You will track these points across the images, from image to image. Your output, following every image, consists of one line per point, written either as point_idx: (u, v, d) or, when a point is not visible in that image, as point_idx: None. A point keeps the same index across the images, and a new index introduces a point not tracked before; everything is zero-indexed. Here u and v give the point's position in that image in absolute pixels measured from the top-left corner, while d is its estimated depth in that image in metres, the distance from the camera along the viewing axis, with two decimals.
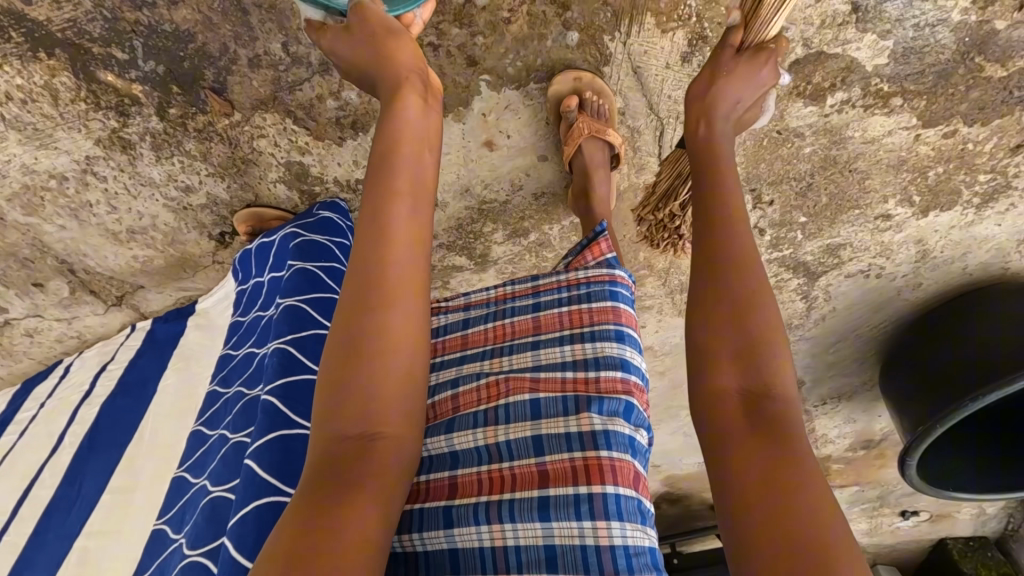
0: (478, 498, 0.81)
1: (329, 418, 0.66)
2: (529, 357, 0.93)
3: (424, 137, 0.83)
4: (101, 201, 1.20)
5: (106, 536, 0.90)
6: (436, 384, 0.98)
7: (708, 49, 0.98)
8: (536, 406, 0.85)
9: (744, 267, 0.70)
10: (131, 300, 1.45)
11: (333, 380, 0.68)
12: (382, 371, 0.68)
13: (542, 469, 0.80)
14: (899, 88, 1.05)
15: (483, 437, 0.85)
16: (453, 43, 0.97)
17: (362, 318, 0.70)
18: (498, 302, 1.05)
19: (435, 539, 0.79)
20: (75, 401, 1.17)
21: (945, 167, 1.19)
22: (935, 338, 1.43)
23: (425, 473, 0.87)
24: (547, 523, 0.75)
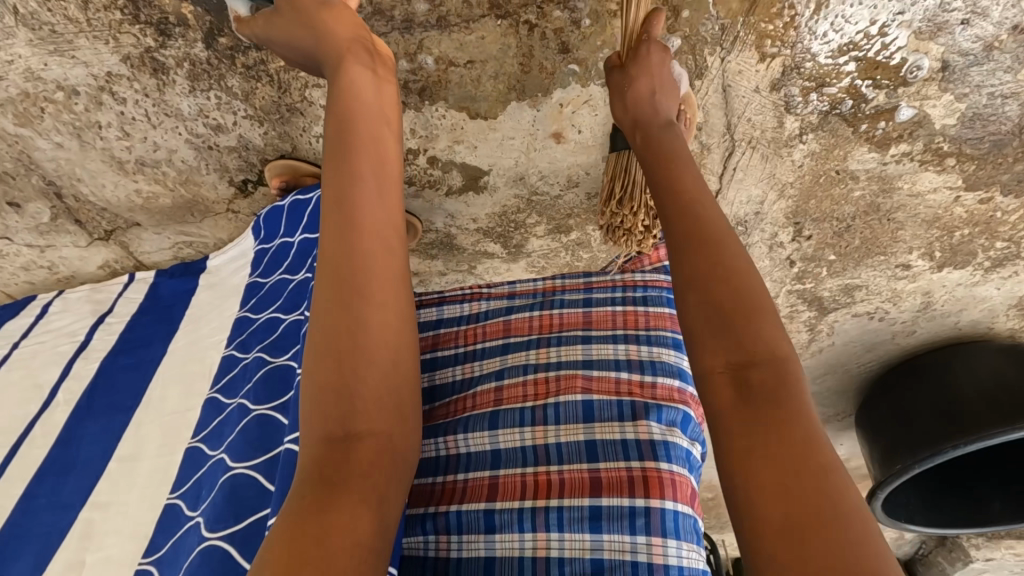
0: (522, 502, 0.82)
1: (311, 425, 0.62)
2: (579, 350, 0.95)
3: (380, 110, 0.80)
4: (113, 125, 1.07)
5: (108, 509, 0.88)
6: (480, 374, 0.98)
7: (800, 79, 0.98)
8: (589, 407, 0.88)
9: (719, 236, 0.65)
10: (121, 237, 1.31)
11: (313, 384, 0.64)
12: (363, 367, 0.64)
13: (594, 476, 0.82)
14: (957, 149, 1.09)
15: (531, 436, 0.87)
16: (550, 26, 0.92)
17: (332, 313, 0.67)
18: (546, 293, 1.06)
19: (473, 545, 0.81)
20: (69, 354, 1.12)
21: (970, 230, 1.26)
22: (923, 387, 1.51)
23: (462, 472, 0.88)
24: (598, 535, 0.77)
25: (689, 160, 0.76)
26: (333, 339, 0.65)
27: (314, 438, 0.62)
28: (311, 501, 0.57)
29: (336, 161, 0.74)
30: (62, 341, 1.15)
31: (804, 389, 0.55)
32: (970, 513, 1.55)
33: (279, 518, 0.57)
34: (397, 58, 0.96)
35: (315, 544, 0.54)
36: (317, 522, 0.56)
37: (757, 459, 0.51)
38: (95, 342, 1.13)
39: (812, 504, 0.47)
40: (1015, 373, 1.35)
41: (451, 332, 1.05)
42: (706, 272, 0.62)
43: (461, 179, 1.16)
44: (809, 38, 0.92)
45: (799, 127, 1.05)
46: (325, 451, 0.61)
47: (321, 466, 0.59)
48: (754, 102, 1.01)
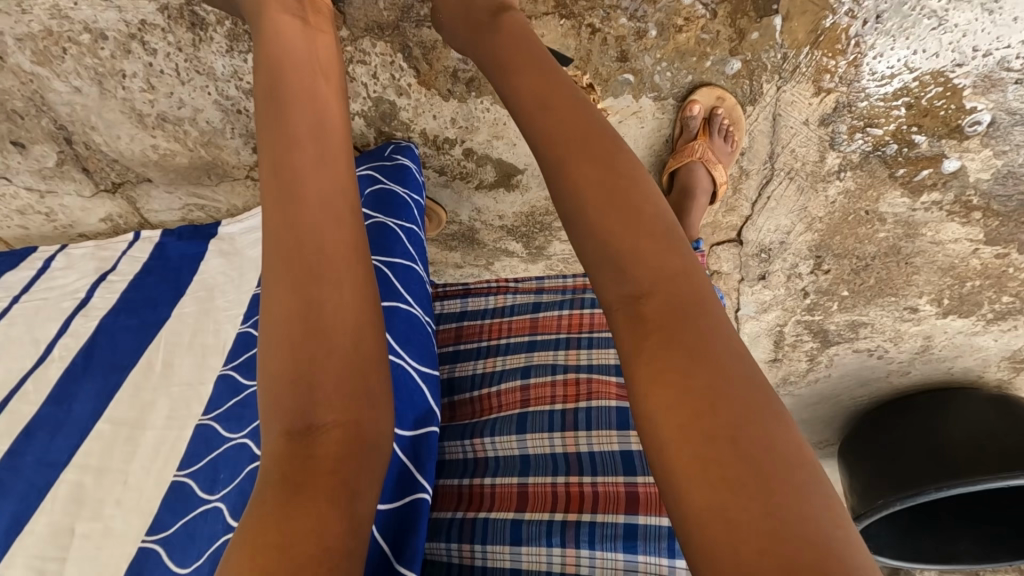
0: (552, 513, 0.85)
1: (270, 424, 0.55)
2: (611, 353, 0.98)
3: (313, 63, 0.73)
4: (138, 76, 1.01)
5: (105, 474, 0.84)
6: (504, 370, 1.00)
7: (850, 117, 0.97)
8: (623, 416, 0.91)
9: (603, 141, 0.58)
10: (129, 192, 1.25)
11: (268, 381, 0.56)
12: (321, 353, 0.56)
13: (629, 492, 0.85)
14: (985, 203, 1.11)
15: (561, 444, 0.91)
16: (613, 33, 0.90)
17: (282, 296, 0.59)
18: (576, 290, 1.07)
19: (499, 556, 0.84)
20: (70, 311, 1.07)
21: (981, 282, 1.28)
22: (911, 426, 1.55)
23: (489, 476, 0.91)
24: (632, 555, 0.80)
25: (540, 52, 0.67)
26: (284, 326, 0.57)
27: (275, 440, 0.54)
28: (275, 507, 0.50)
29: (277, 131, 0.66)
30: (64, 298, 1.10)
31: (705, 305, 0.49)
32: (933, 547, 1.62)
33: (239, 531, 0.51)
34: (451, 46, 0.94)
35: (279, 552, 0.48)
36: (284, 529, 0.49)
37: (668, 406, 0.45)
38: (97, 300, 1.08)
39: (739, 452, 0.41)
40: (1000, 421, 1.39)
41: (475, 326, 1.08)
42: (606, 202, 0.54)
43: (494, 175, 1.13)
44: (871, 81, 0.92)
45: (839, 164, 1.06)
46: (287, 450, 0.53)
47: (285, 467, 0.53)
48: (801, 134, 1.01)
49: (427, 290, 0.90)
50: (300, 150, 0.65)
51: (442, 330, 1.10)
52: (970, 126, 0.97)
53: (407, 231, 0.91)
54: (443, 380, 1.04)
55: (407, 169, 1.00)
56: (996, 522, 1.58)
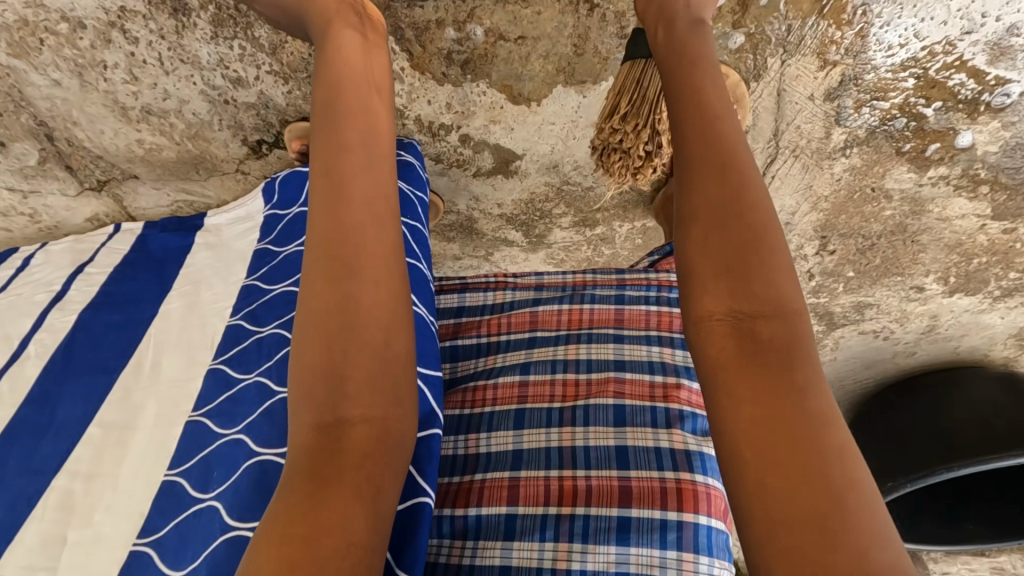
0: (545, 508, 0.82)
1: (300, 421, 0.53)
2: (611, 349, 0.95)
3: (373, 73, 0.72)
4: (120, 67, 0.98)
5: (93, 479, 0.81)
6: (503, 366, 0.98)
7: (856, 91, 0.95)
8: (621, 413, 0.89)
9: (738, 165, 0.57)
10: (115, 190, 1.22)
11: (300, 377, 0.54)
12: (356, 351, 0.54)
13: (623, 486, 0.82)
14: (993, 177, 1.09)
15: (557, 439, 0.88)
16: (613, 8, 0.87)
17: (322, 295, 0.57)
18: (576, 286, 1.04)
19: (489, 552, 0.81)
20: (45, 305, 1.04)
21: (988, 258, 1.27)
22: (920, 408, 1.53)
23: (480, 472, 0.88)
24: (625, 548, 0.78)
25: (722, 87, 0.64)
26: (323, 323, 0.55)
27: (304, 436, 0.52)
28: (301, 504, 0.48)
29: (330, 132, 0.65)
30: (39, 292, 1.07)
31: (814, 356, 0.47)
32: (939, 528, 1.59)
33: (262, 525, 0.49)
34: (445, 26, 0.90)
35: (303, 552, 0.45)
36: (309, 528, 0.47)
37: (762, 437, 0.44)
38: (73, 294, 1.06)
39: (818, 491, 0.41)
40: (1005, 399, 1.39)
41: (473, 321, 1.05)
42: (721, 211, 0.54)
43: (492, 162, 1.11)
44: (879, 53, 0.90)
45: (844, 140, 1.03)
46: (314, 447, 0.51)
47: (311, 462, 0.50)
48: (806, 110, 0.99)
49: (430, 289, 0.87)
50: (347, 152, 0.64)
51: (439, 325, 1.07)
52: (989, 96, 0.95)
53: (411, 229, 0.88)
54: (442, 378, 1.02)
55: (410, 165, 0.97)
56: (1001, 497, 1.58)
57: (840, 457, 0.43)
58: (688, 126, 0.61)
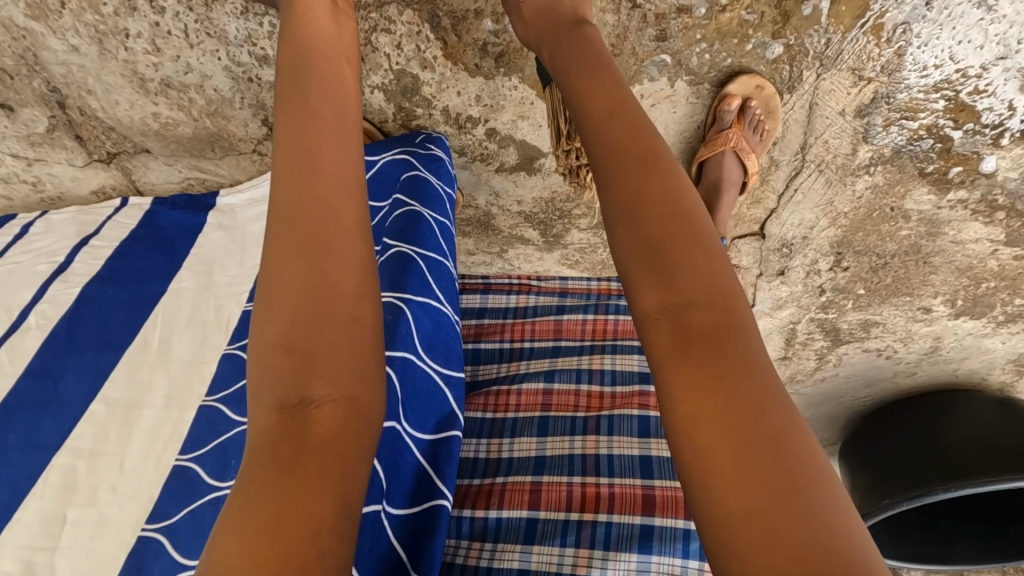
0: (567, 513, 0.81)
1: (258, 405, 0.49)
2: (635, 360, 0.96)
3: (340, 46, 0.70)
4: (143, 36, 0.95)
5: (98, 458, 0.78)
6: (527, 373, 0.97)
7: (886, 109, 0.96)
8: (645, 424, 0.88)
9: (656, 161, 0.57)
10: (126, 163, 1.18)
11: (261, 358, 0.50)
12: (325, 328, 0.51)
13: (646, 494, 0.82)
14: (1010, 203, 1.10)
15: (581, 446, 0.87)
16: (654, 10, 0.86)
17: (286, 270, 0.53)
18: (601, 295, 1.06)
19: (508, 555, 0.79)
20: (47, 276, 1.00)
21: (996, 283, 1.28)
22: (915, 425, 1.56)
23: (502, 475, 0.87)
24: (646, 556, 0.77)
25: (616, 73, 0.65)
26: (288, 300, 0.51)
27: (264, 421, 0.48)
28: (264, 492, 0.45)
29: (302, 105, 0.62)
30: (41, 262, 1.03)
31: (749, 332, 0.47)
32: (922, 542, 1.63)
33: (222, 516, 0.45)
34: (483, 17, 0.89)
35: (270, 542, 0.42)
36: (275, 518, 0.43)
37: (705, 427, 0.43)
38: (77, 266, 1.02)
39: (767, 474, 0.40)
40: (1004, 421, 1.39)
41: (496, 324, 1.05)
42: (641, 201, 0.54)
43: (516, 158, 1.09)
44: (913, 74, 0.90)
45: (870, 158, 1.04)
46: (275, 431, 0.47)
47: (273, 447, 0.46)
48: (836, 126, 0.99)
49: (456, 287, 0.86)
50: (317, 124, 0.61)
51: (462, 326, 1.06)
52: (1016, 122, 0.96)
53: (441, 226, 0.87)
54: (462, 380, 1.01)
55: (443, 162, 0.95)
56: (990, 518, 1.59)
57: (783, 446, 0.41)
58: (592, 114, 0.62)
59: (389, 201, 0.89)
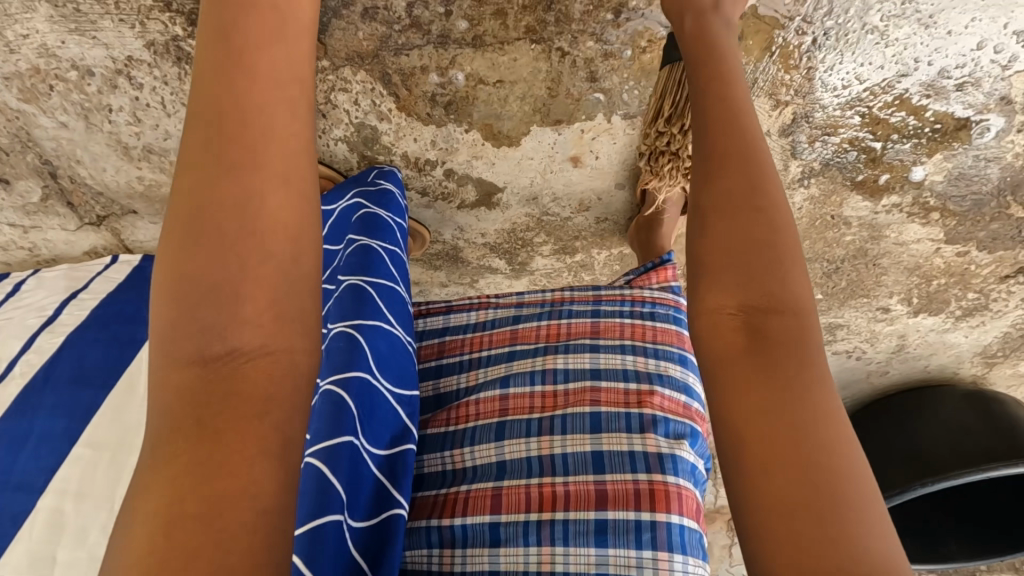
0: (527, 514, 0.87)
1: (170, 360, 0.46)
2: (587, 359, 0.99)
3: None
4: (125, 110, 1.04)
5: (86, 499, 0.84)
6: (484, 381, 1.01)
7: (808, 129, 1.04)
8: (596, 420, 0.93)
9: (757, 178, 0.58)
10: (115, 224, 1.27)
11: (168, 307, 0.47)
12: (244, 274, 0.48)
13: (599, 489, 0.87)
14: (941, 205, 1.17)
15: (537, 448, 0.92)
16: (583, 55, 0.95)
17: (201, 211, 0.49)
18: (555, 303, 1.08)
19: (478, 560, 0.86)
20: (36, 328, 1.07)
21: (946, 280, 1.34)
22: (890, 424, 1.61)
23: (466, 483, 0.93)
24: (603, 550, 0.83)
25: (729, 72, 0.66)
26: (196, 246, 0.48)
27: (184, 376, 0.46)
28: (189, 462, 0.43)
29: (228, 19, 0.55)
30: (31, 316, 1.10)
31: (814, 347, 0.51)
32: (918, 544, 1.62)
33: (134, 491, 0.44)
34: (428, 71, 0.98)
35: (200, 520, 0.41)
36: (202, 493, 0.42)
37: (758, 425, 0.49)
38: (64, 317, 1.09)
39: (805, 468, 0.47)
40: (980, 428, 1.42)
41: (457, 340, 1.08)
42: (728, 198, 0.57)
43: (475, 194, 1.17)
44: (827, 97, 0.99)
45: (801, 172, 1.11)
46: (197, 386, 0.45)
47: (196, 408, 0.45)
48: (764, 145, 1.07)
49: (409, 312, 0.92)
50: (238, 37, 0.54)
51: (425, 345, 1.10)
52: (927, 130, 1.04)
53: (391, 254, 0.94)
54: (427, 395, 1.05)
55: (389, 194, 1.03)
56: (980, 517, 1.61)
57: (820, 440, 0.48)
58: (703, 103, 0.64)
59: (345, 243, 0.96)
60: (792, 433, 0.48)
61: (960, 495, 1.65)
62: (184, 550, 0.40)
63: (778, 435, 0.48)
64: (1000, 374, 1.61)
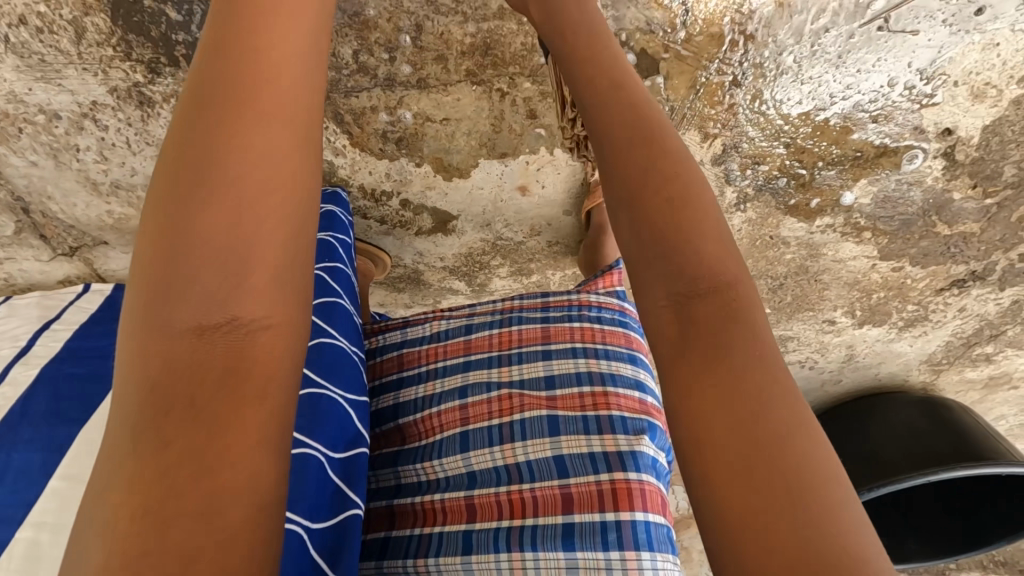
0: (498, 522, 0.91)
1: (162, 336, 0.49)
2: (540, 366, 1.00)
3: None
4: (92, 149, 1.09)
5: (62, 529, 0.88)
6: (441, 392, 1.02)
7: (738, 158, 1.11)
8: (554, 423, 0.95)
9: (667, 175, 0.60)
10: (87, 254, 1.32)
11: (159, 288, 0.50)
12: (248, 245, 0.52)
13: (565, 492, 0.90)
14: (871, 224, 1.24)
15: (501, 456, 0.94)
16: (520, 95, 1.02)
17: (197, 198, 0.52)
18: (504, 311, 1.08)
19: (452, 567, 0.89)
20: (10, 360, 1.12)
21: (885, 294, 1.41)
22: (845, 428, 1.67)
23: (439, 493, 0.95)
24: (572, 553, 0.86)
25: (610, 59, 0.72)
26: (197, 214, 0.51)
27: (178, 343, 0.49)
28: (181, 450, 0.47)
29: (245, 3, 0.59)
30: (4, 346, 1.15)
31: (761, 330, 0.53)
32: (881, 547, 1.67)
33: (120, 470, 0.47)
34: (378, 111, 1.04)
35: (193, 510, 0.46)
36: (194, 486, 0.46)
37: (715, 415, 0.50)
38: (37, 349, 1.14)
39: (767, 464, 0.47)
40: (927, 432, 1.50)
41: (415, 352, 1.08)
42: (641, 186, 0.60)
43: (431, 222, 1.23)
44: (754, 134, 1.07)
45: (737, 198, 1.18)
46: (191, 368, 0.49)
47: (189, 394, 0.49)
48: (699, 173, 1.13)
49: (355, 326, 0.99)
50: (259, 18, 0.58)
51: (385, 361, 1.10)
52: (851, 157, 1.12)
53: (334, 271, 0.99)
54: (387, 407, 1.05)
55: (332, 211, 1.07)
56: (938, 520, 1.66)
57: (784, 432, 0.48)
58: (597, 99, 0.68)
59: None
60: (742, 412, 0.49)
61: (921, 502, 1.69)
62: (174, 539, 0.44)
63: (722, 419, 0.49)
64: (949, 380, 1.68)
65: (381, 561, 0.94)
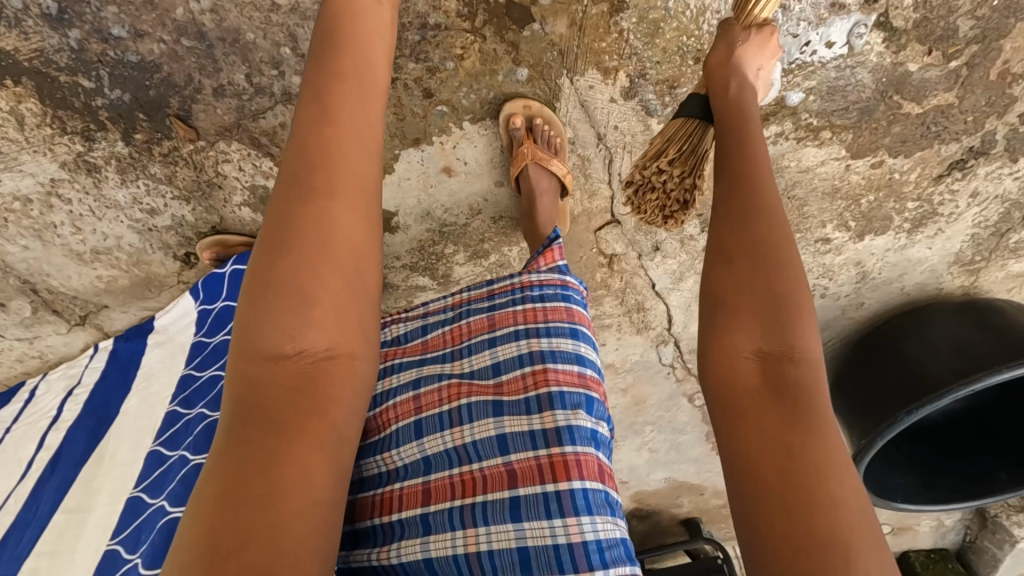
0: (452, 501, 0.90)
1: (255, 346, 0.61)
2: (487, 354, 1.01)
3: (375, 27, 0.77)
4: (65, 223, 1.22)
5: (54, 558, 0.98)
6: (398, 386, 1.04)
7: (649, 84, 1.08)
8: (498, 406, 0.95)
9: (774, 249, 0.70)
10: (95, 320, 1.45)
11: (254, 307, 0.62)
12: (325, 285, 0.63)
13: (509, 469, 0.90)
14: (827, 122, 1.14)
15: (451, 440, 0.94)
16: (409, 77, 1.04)
17: (292, 247, 0.63)
18: (454, 308, 1.09)
19: (411, 550, 0.89)
20: (44, 429, 1.24)
21: (876, 195, 1.28)
22: (880, 347, 1.49)
23: (399, 481, 0.96)
24: (520, 524, 0.86)
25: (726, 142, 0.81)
26: (283, 234, 0.63)
27: (268, 348, 0.61)
28: (254, 438, 0.58)
29: (329, 66, 0.72)
30: (41, 418, 1.28)
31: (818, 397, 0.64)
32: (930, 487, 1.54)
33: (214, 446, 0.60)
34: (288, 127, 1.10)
35: (258, 493, 0.56)
36: (260, 472, 0.57)
37: (765, 455, 0.61)
38: (66, 413, 1.26)
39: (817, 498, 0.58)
40: (981, 348, 1.30)
41: None
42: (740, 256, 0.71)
43: None
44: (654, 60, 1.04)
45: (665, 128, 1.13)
46: (275, 372, 0.60)
47: (268, 393, 0.60)
48: (614, 111, 1.11)
49: None
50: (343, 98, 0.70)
51: None
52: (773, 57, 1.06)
53: None
54: None
55: (217, 273, 1.23)
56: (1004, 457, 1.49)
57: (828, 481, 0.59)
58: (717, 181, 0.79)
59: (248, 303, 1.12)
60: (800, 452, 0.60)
61: (1002, 424, 1.50)
62: (235, 518, 0.55)
63: (789, 463, 0.60)
64: (991, 278, 1.48)
65: (351, 550, 0.97)
